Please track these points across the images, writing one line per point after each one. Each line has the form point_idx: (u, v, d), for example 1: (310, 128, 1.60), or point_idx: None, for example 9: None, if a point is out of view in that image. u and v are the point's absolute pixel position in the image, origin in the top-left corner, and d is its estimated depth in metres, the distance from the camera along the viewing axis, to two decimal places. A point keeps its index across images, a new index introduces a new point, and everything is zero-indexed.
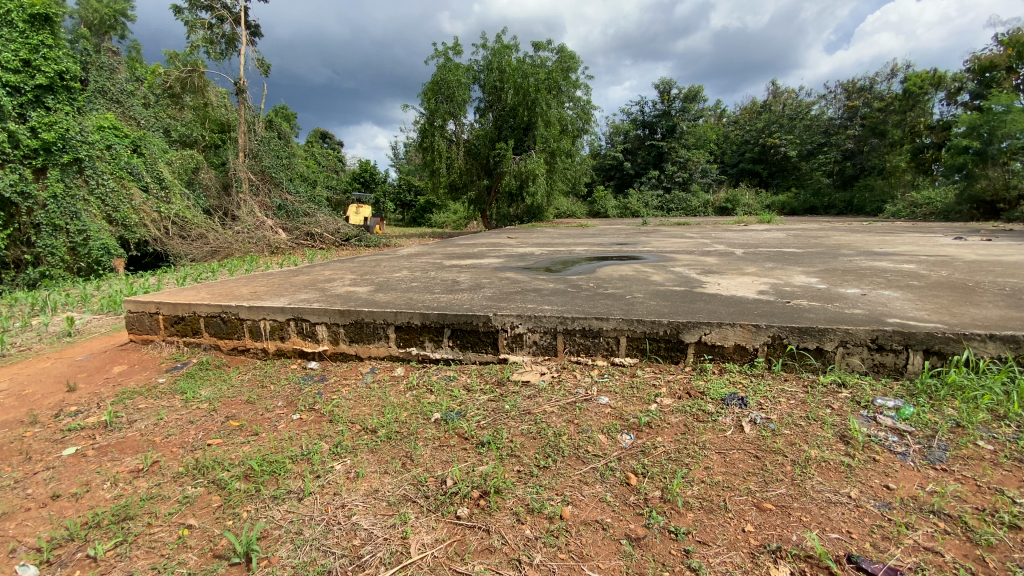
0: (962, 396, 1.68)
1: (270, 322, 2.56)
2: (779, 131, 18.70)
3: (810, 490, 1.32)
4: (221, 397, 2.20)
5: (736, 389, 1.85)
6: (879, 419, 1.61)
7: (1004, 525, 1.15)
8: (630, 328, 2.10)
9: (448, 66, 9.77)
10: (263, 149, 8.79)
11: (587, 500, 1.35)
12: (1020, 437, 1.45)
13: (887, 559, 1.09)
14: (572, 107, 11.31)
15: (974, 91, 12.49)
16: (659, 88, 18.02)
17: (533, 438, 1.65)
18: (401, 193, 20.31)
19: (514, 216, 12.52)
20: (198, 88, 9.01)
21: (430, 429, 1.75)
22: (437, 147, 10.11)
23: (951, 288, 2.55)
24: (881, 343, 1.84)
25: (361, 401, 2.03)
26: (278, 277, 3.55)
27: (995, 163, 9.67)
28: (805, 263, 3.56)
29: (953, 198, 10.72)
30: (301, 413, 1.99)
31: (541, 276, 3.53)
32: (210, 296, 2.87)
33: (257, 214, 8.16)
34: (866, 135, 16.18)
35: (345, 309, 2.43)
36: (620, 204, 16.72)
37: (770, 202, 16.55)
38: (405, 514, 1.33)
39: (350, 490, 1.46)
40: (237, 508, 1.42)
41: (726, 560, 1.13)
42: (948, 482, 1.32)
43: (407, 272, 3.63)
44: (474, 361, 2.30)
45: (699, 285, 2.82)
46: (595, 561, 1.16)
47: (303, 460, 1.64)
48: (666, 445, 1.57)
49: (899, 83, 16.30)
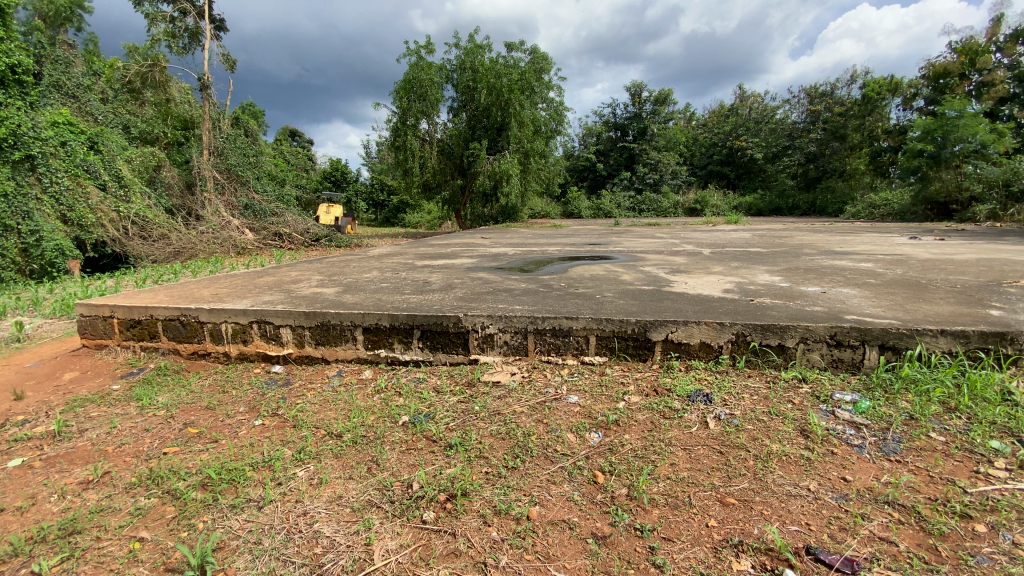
0: (915, 389, 1.74)
1: (232, 325, 2.48)
2: (746, 134, 19.17)
3: (772, 484, 1.35)
4: (180, 403, 2.11)
5: (701, 386, 1.89)
6: (836, 413, 1.66)
7: (955, 515, 1.19)
8: (599, 327, 2.11)
9: (420, 65, 9.67)
10: (228, 146, 8.49)
11: (554, 500, 1.35)
12: (968, 429, 1.52)
13: (844, 550, 1.11)
14: (545, 108, 11.38)
15: (928, 97, 13.15)
16: (631, 91, 18.31)
17: (502, 438, 1.64)
18: (374, 192, 20.05)
19: (488, 216, 12.47)
20: (159, 83, 8.60)
21: (398, 433, 1.72)
22: (409, 146, 9.95)
23: (907, 286, 2.64)
24: (840, 339, 1.90)
25: (327, 405, 1.98)
26: (242, 278, 3.44)
27: (948, 167, 10.18)
28: (770, 263, 3.62)
29: (908, 199, 11.18)
30: (263, 418, 1.93)
31: (513, 276, 3.52)
32: (169, 298, 2.75)
33: (223, 213, 7.91)
34: (827, 139, 16.76)
35: (310, 311, 2.37)
36: (593, 205, 16.91)
37: (738, 202, 16.98)
38: (369, 520, 1.30)
39: (313, 497, 1.42)
40: (193, 519, 1.37)
41: (690, 556, 1.14)
42: (902, 473, 1.36)
43: (377, 272, 3.57)
44: (444, 362, 2.27)
45: (668, 285, 2.85)
46: (561, 561, 1.15)
47: (264, 467, 1.58)
48: (634, 442, 1.58)
49: (859, 89, 16.93)
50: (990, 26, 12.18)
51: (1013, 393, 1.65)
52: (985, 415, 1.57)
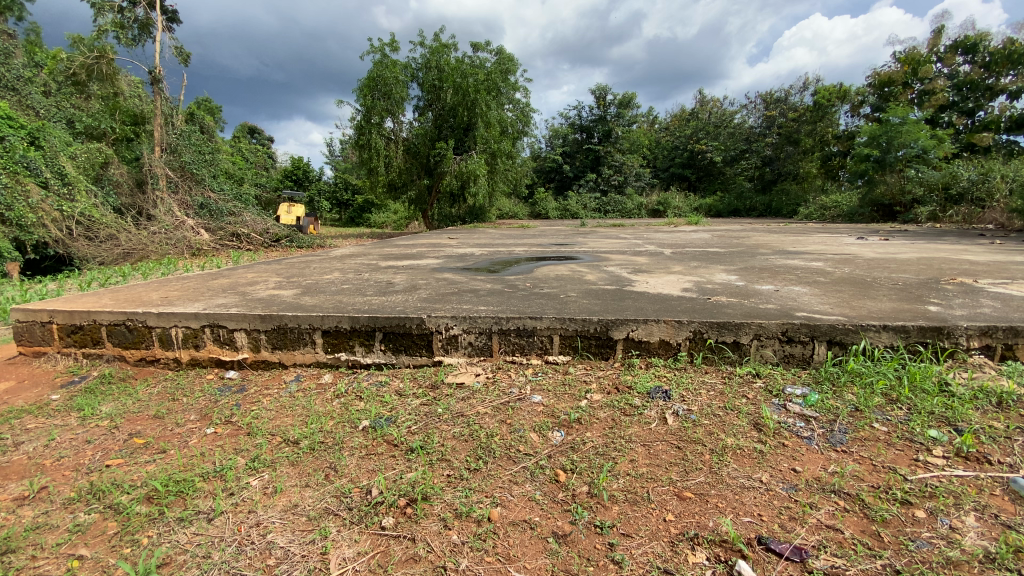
0: (860, 381, 1.83)
1: (183, 329, 2.37)
2: (706, 137, 19.73)
3: (727, 477, 1.38)
4: (125, 413, 2.00)
5: (661, 383, 1.92)
6: (788, 406, 1.72)
7: (896, 501, 1.26)
8: (562, 327, 2.12)
9: (385, 63, 9.52)
10: (182, 143, 8.10)
11: (516, 500, 1.35)
12: (908, 419, 1.61)
13: (793, 539, 1.16)
14: (512, 109, 11.44)
15: (874, 104, 13.88)
16: (596, 94, 18.58)
17: (464, 440, 1.62)
18: (337, 192, 19.62)
19: (455, 216, 12.38)
20: (106, 75, 8.09)
21: (357, 438, 1.68)
22: (374, 145, 9.75)
23: (853, 284, 2.77)
24: (791, 336, 1.97)
25: (284, 411, 1.92)
26: (195, 280, 3.31)
27: (892, 170, 10.81)
28: (728, 262, 3.72)
29: (855, 201, 11.75)
30: (215, 426, 1.85)
31: (478, 277, 3.52)
32: (114, 302, 2.62)
33: (176, 213, 7.56)
34: (782, 143, 17.45)
35: (266, 314, 2.30)
36: (560, 206, 17.10)
37: (699, 203, 17.48)
38: (326, 529, 1.27)
39: (267, 506, 1.37)
40: (137, 534, 1.30)
41: (648, 551, 1.16)
42: (847, 462, 1.43)
43: (340, 273, 3.51)
44: (407, 364, 2.24)
45: (631, 284, 2.89)
46: (521, 561, 1.15)
47: (215, 477, 1.52)
48: (595, 440, 1.60)
49: (811, 95, 17.61)
50: (931, 37, 13.00)
51: (949, 384, 1.76)
52: (924, 406, 1.65)
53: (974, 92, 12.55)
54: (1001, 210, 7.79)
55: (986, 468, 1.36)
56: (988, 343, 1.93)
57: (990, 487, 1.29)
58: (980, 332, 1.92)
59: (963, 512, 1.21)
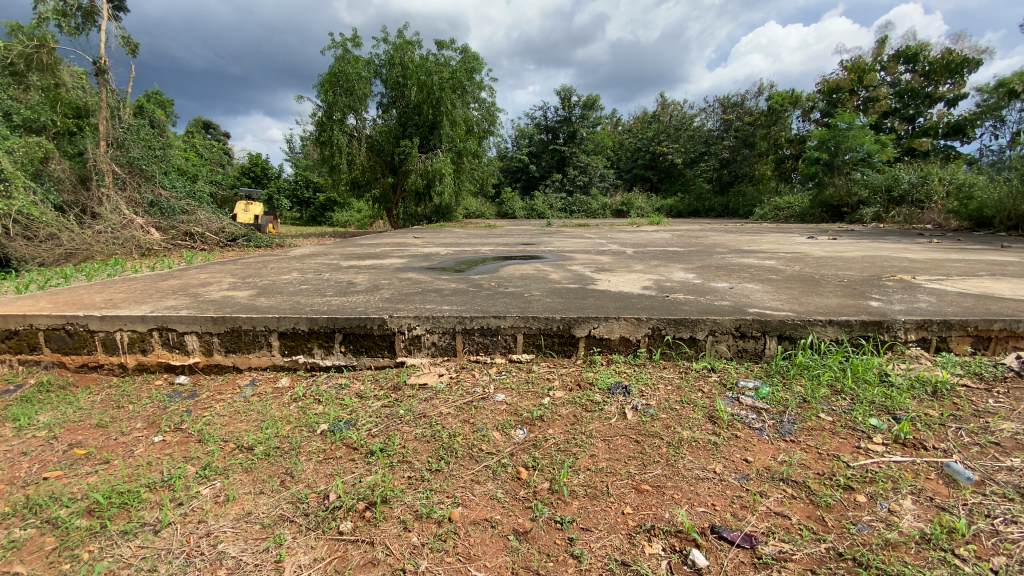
0: (807, 374, 1.91)
1: (128, 333, 2.26)
2: (667, 139, 20.25)
3: (682, 469, 1.43)
4: (65, 422, 1.89)
5: (621, 378, 1.96)
6: (741, 399, 1.79)
7: (839, 487, 1.33)
8: (526, 325, 2.14)
9: (347, 58, 9.31)
10: (130, 137, 7.69)
11: (477, 499, 1.34)
12: (851, 408, 1.69)
13: (744, 527, 1.20)
14: (478, 108, 11.42)
15: (823, 110, 14.59)
16: (561, 95, 18.78)
17: (426, 441, 1.61)
18: (298, 190, 19.06)
19: (421, 216, 12.25)
20: (47, 66, 7.82)
21: (315, 442, 1.64)
22: (336, 142, 9.51)
23: (803, 281, 2.89)
24: (743, 331, 2.05)
25: (237, 416, 1.85)
26: (143, 281, 3.16)
27: (840, 173, 11.38)
28: (687, 261, 3.83)
29: (807, 202, 12.28)
30: (163, 435, 1.76)
31: (443, 276, 3.49)
32: (52, 305, 2.46)
33: (124, 211, 7.16)
34: (739, 146, 18.07)
35: (218, 316, 2.21)
36: (526, 206, 17.17)
37: (661, 205, 17.90)
38: (281, 536, 1.23)
39: (218, 515, 1.32)
40: (76, 550, 1.23)
41: (606, 544, 1.18)
42: (795, 452, 1.49)
43: (299, 273, 3.42)
44: (369, 366, 2.20)
45: (594, 283, 2.93)
46: (481, 560, 1.15)
47: (163, 487, 1.45)
48: (557, 436, 1.61)
49: (766, 101, 18.34)
50: (875, 47, 13.77)
51: (888, 374, 1.86)
52: (866, 396, 1.75)
53: (914, 99, 13.37)
54: (939, 210, 8.31)
55: (923, 453, 1.45)
56: (924, 335, 2.05)
57: (926, 471, 1.38)
58: (917, 325, 2.04)
59: (901, 495, 1.28)
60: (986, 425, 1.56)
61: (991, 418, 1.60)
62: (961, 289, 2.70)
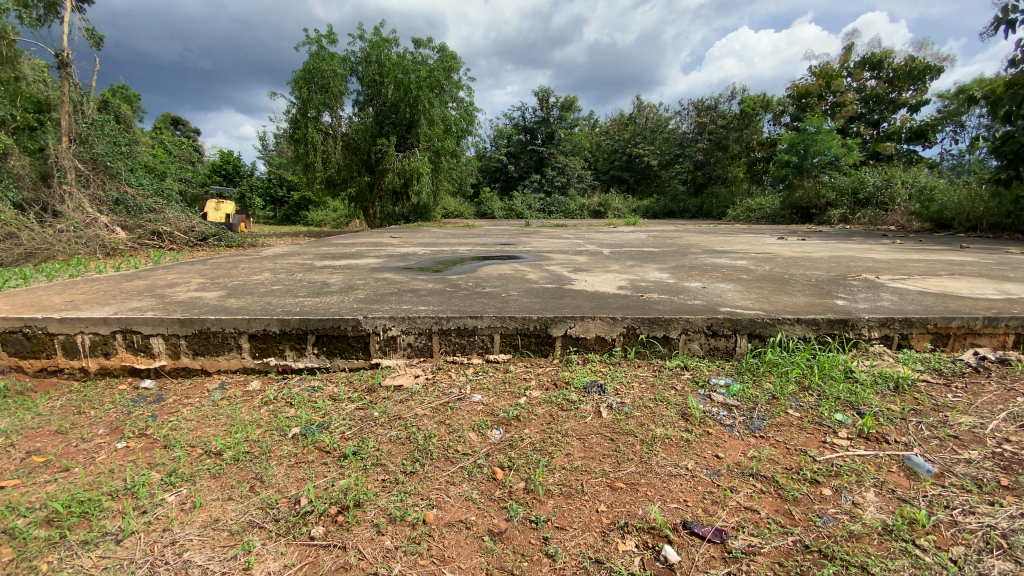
0: (776, 371, 1.96)
1: (91, 335, 2.18)
2: (643, 142, 20.53)
3: (655, 466, 1.45)
4: (22, 429, 1.80)
5: (596, 377, 1.98)
6: (712, 396, 1.82)
7: (806, 481, 1.36)
8: (503, 325, 2.14)
9: (322, 55, 9.17)
10: (94, 133, 7.41)
11: (452, 501, 1.34)
12: (818, 404, 1.74)
13: (715, 522, 1.23)
14: (456, 108, 11.39)
15: (794, 114, 15.00)
16: (539, 96, 18.85)
17: (401, 443, 1.59)
18: (271, 188, 18.62)
19: (398, 216, 12.14)
20: (6, 58, 7.54)
21: (286, 446, 1.61)
22: (311, 139, 9.33)
23: (773, 281, 2.97)
24: (715, 329, 2.10)
25: (206, 421, 1.80)
26: (107, 282, 3.05)
27: (809, 175, 11.71)
28: (662, 261, 3.88)
29: (777, 204, 12.60)
30: (127, 440, 1.70)
31: (419, 276, 3.47)
32: (8, 307, 2.35)
33: (88, 209, 6.90)
34: (712, 148, 18.44)
35: (186, 318, 2.15)
36: (505, 206, 17.18)
37: (637, 206, 18.13)
38: (249, 543, 1.21)
39: (184, 523, 1.28)
40: (34, 561, 1.18)
41: (581, 542, 1.19)
42: (764, 447, 1.53)
43: (272, 273, 3.35)
44: (343, 368, 2.17)
45: (570, 283, 2.94)
46: (455, 561, 1.15)
47: (127, 495, 1.40)
48: (533, 436, 1.61)
49: (739, 104, 18.75)
50: (842, 54, 14.22)
51: (853, 371, 1.92)
52: (832, 392, 1.80)
53: (879, 105, 13.78)
54: (902, 212, 8.62)
55: (885, 446, 1.50)
56: (887, 333, 2.13)
57: (888, 463, 1.43)
58: (880, 323, 2.11)
59: (864, 488, 1.33)
60: (945, 419, 1.62)
61: (949, 412, 1.67)
62: (922, 288, 2.81)
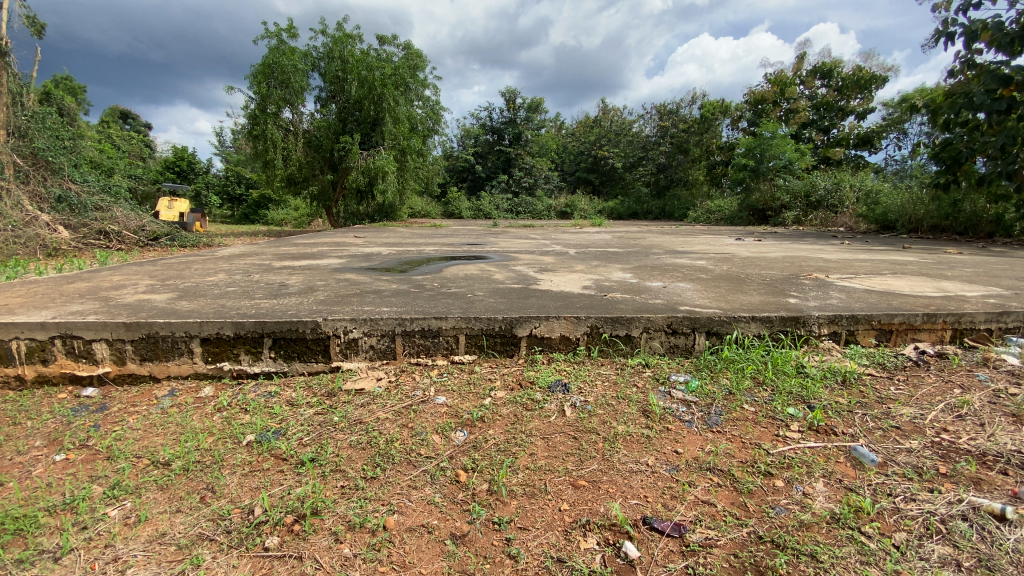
0: (732, 367, 2.03)
1: (26, 341, 2.04)
2: (607, 144, 20.87)
3: (617, 463, 1.47)
4: None
5: (560, 376, 1.99)
6: (672, 393, 1.86)
7: (760, 474, 1.41)
8: (467, 326, 2.13)
9: (282, 49, 8.90)
10: (35, 126, 6.94)
11: (414, 505, 1.32)
12: (771, 399, 1.81)
13: (673, 517, 1.26)
14: (422, 107, 11.29)
15: (750, 119, 15.54)
16: (506, 97, 18.88)
17: (362, 448, 1.56)
18: (228, 186, 17.95)
19: (363, 215, 11.93)
20: None
21: (240, 454, 1.55)
22: (270, 136, 9.03)
23: (729, 280, 3.06)
24: (675, 328, 2.15)
25: (153, 430, 1.72)
26: (46, 284, 2.87)
27: (765, 178, 12.17)
28: (625, 262, 3.95)
29: (735, 205, 13.05)
30: (66, 452, 1.61)
31: (383, 277, 3.42)
32: None
33: (27, 207, 6.43)
34: (674, 151, 18.92)
35: (132, 322, 2.04)
36: (473, 206, 17.13)
37: (602, 207, 18.40)
38: (199, 557, 1.16)
39: (128, 538, 1.21)
40: None
41: (543, 541, 1.19)
42: (721, 442, 1.57)
43: (228, 274, 3.23)
44: (301, 371, 2.11)
45: (536, 283, 2.96)
46: (416, 567, 1.13)
47: (65, 510, 1.32)
48: (497, 437, 1.61)
49: (699, 109, 19.31)
50: (795, 62, 14.82)
51: (804, 366, 2.00)
52: (785, 386, 1.87)
53: (829, 112, 14.56)
54: (850, 214, 9.06)
55: (833, 438, 1.57)
56: (835, 329, 2.22)
57: (836, 455, 1.49)
58: (829, 320, 2.21)
59: (814, 479, 1.39)
60: (888, 411, 1.72)
61: (892, 404, 1.76)
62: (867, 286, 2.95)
